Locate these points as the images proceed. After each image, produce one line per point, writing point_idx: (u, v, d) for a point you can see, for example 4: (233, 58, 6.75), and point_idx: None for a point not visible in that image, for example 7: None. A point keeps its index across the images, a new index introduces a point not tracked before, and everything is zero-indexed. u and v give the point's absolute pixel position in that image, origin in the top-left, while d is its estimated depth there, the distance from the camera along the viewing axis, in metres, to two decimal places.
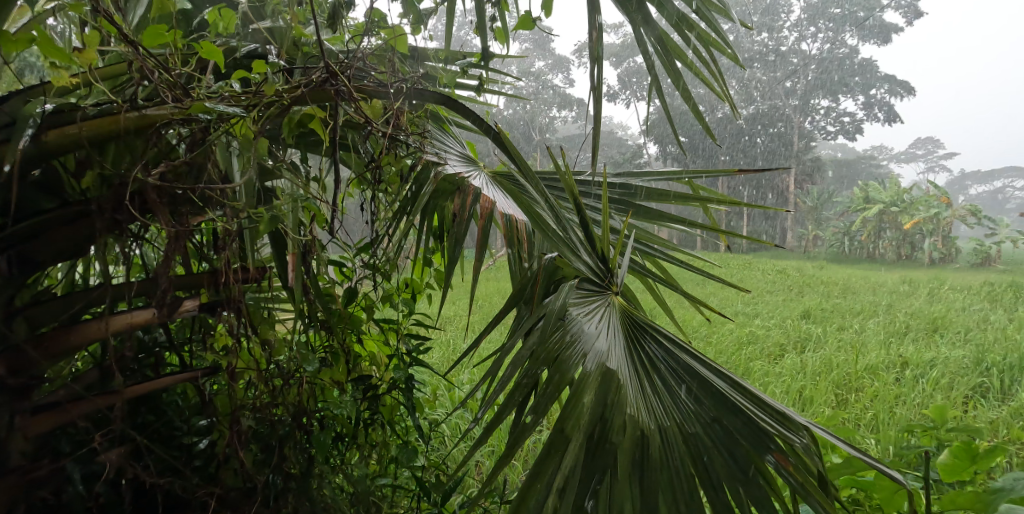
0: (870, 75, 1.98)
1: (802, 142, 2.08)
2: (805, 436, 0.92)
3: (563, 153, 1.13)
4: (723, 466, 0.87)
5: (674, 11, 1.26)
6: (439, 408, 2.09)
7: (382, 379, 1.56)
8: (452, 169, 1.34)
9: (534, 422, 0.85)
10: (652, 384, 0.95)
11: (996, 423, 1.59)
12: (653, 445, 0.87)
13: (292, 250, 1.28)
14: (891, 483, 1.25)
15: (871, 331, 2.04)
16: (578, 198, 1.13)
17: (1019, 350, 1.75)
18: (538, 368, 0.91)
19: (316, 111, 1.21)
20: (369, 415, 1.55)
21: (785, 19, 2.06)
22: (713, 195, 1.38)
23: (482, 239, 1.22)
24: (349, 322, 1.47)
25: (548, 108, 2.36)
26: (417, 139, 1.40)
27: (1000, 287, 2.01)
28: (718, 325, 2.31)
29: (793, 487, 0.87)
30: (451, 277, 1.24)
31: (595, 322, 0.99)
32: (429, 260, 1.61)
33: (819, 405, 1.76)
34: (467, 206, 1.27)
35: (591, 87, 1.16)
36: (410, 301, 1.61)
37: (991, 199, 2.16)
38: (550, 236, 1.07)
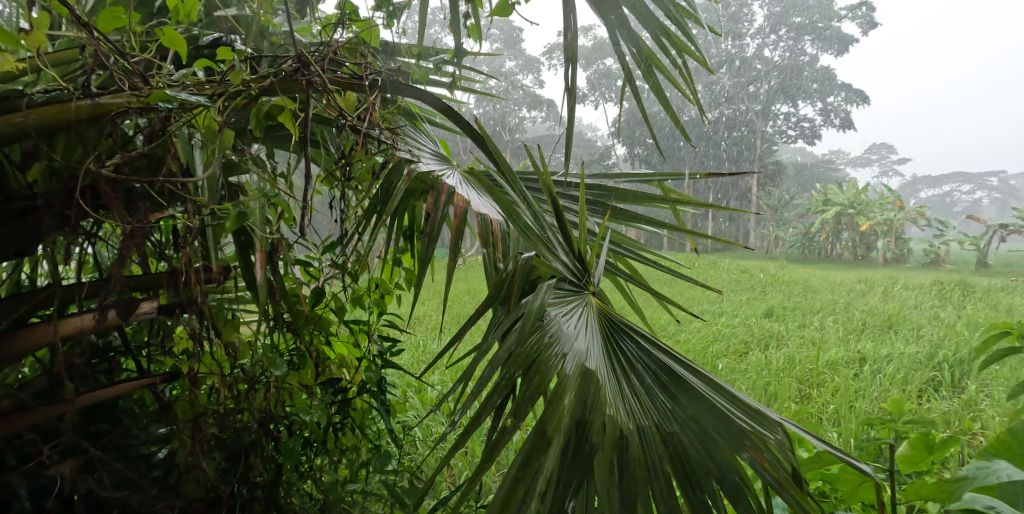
0: (829, 82, 2.07)
1: (767, 147, 2.16)
2: (778, 431, 0.96)
3: (539, 153, 1.15)
4: (701, 464, 0.91)
5: (649, 14, 1.29)
6: (411, 410, 2.12)
7: (351, 382, 1.56)
8: (424, 166, 1.36)
9: (513, 424, 0.88)
10: (630, 384, 0.98)
11: (948, 415, 1.67)
12: (632, 444, 0.90)
13: (260, 250, 1.29)
14: (857, 476, 1.30)
15: (830, 328, 2.11)
16: (554, 197, 1.15)
17: (969, 346, 1.82)
18: (515, 370, 0.94)
19: (285, 102, 1.22)
20: (339, 420, 1.56)
21: (748, 28, 2.12)
22: (683, 196, 1.42)
23: (455, 241, 1.23)
24: (314, 324, 1.48)
25: (518, 108, 2.39)
26: (389, 136, 1.42)
27: (947, 285, 2.05)
28: (685, 323, 2.36)
29: (769, 482, 0.91)
30: (422, 277, 1.25)
31: (573, 322, 1.02)
32: (399, 260, 1.63)
33: (784, 401, 1.84)
34: (439, 205, 1.27)
35: (565, 87, 1.20)
36: (379, 302, 1.62)
37: (939, 203, 2.22)
38: (528, 235, 1.09)
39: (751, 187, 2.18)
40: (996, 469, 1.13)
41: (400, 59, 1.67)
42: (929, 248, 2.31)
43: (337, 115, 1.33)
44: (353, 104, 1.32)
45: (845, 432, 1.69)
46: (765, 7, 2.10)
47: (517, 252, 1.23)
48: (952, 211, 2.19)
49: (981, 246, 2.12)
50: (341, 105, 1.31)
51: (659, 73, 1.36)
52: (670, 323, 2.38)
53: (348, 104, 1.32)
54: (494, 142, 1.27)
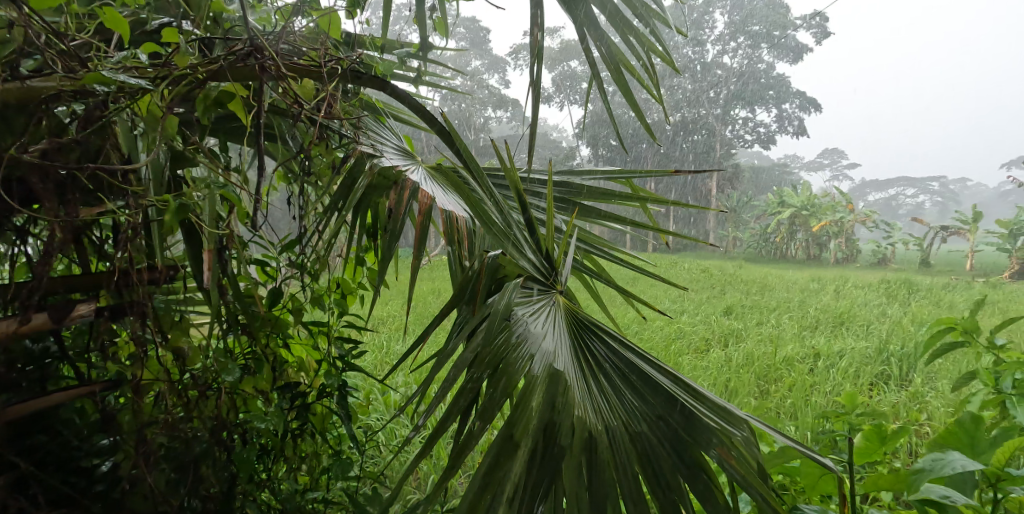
0: (783, 90, 2.15)
1: (724, 150, 2.23)
2: (744, 428, 1.01)
3: (506, 148, 1.16)
4: (668, 462, 0.95)
5: (617, 13, 1.33)
6: (374, 413, 2.13)
7: (311, 386, 1.57)
8: (387, 161, 1.38)
9: (480, 428, 0.90)
10: (599, 384, 1.01)
11: (897, 406, 1.76)
12: (600, 444, 0.94)
13: (210, 246, 1.25)
14: (816, 469, 1.34)
15: (786, 325, 2.19)
16: (521, 196, 1.17)
17: (914, 340, 1.91)
18: (482, 372, 0.97)
19: (237, 89, 1.23)
20: (298, 426, 1.56)
21: (709, 34, 2.21)
22: (650, 195, 1.45)
23: (420, 239, 1.24)
24: (273, 325, 1.45)
25: (483, 108, 2.43)
26: (352, 130, 1.44)
27: (895, 283, 2.15)
28: (647, 322, 2.42)
29: (735, 479, 0.95)
30: (384, 274, 1.25)
31: (540, 322, 1.05)
32: (362, 259, 1.63)
33: (743, 396, 1.90)
34: (403, 202, 1.27)
35: (531, 84, 1.22)
36: (341, 302, 1.62)
37: (886, 206, 2.31)
38: (495, 233, 1.11)
39: (710, 188, 2.27)
40: (951, 460, 1.17)
41: (364, 51, 1.65)
42: (876, 249, 2.37)
43: (293, 104, 1.33)
44: (309, 93, 1.33)
45: (802, 425, 1.76)
46: (726, 15, 2.19)
47: (483, 251, 1.26)
48: (897, 214, 2.30)
49: (924, 246, 2.27)
50: (298, 93, 1.32)
51: (627, 74, 1.41)
52: (633, 321, 2.43)
53: (304, 92, 1.33)
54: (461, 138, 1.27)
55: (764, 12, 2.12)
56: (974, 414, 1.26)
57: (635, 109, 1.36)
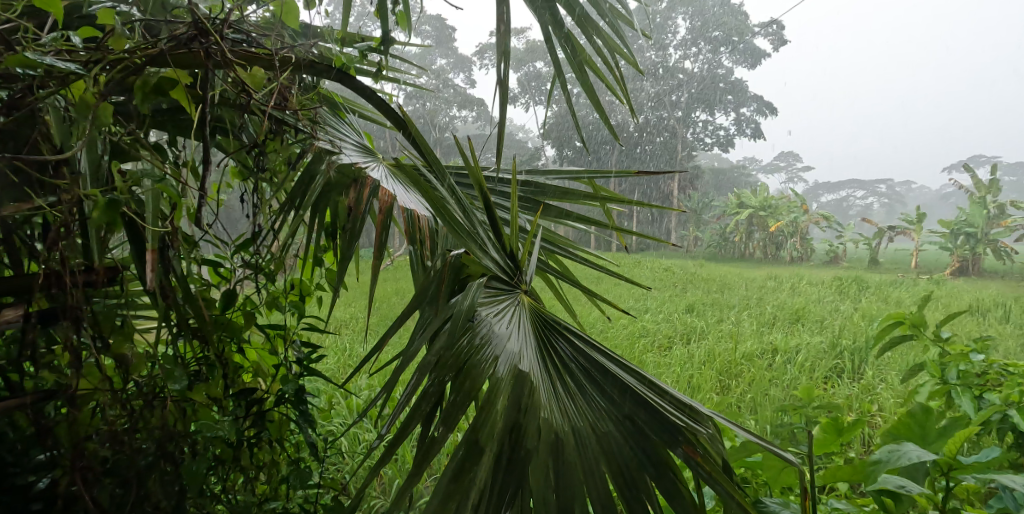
0: (742, 94, 2.21)
1: (686, 153, 2.29)
2: (708, 425, 1.04)
3: (468, 147, 1.18)
4: (635, 460, 0.97)
5: (582, 13, 1.35)
6: (338, 417, 2.13)
7: (269, 391, 1.56)
8: (347, 159, 1.38)
9: (443, 435, 0.91)
10: (564, 384, 1.04)
11: (851, 398, 1.84)
12: (568, 444, 0.95)
13: (152, 247, 1.16)
14: (778, 462, 1.38)
15: (745, 321, 2.25)
16: (485, 195, 1.17)
17: (866, 335, 2.00)
18: (445, 376, 0.98)
19: (180, 75, 1.18)
20: (255, 433, 1.54)
21: (671, 38, 2.24)
22: (613, 194, 1.49)
23: (381, 239, 1.24)
24: (226, 329, 1.44)
25: (448, 107, 2.46)
26: (309, 125, 1.44)
27: (846, 280, 2.22)
28: (612, 321, 2.47)
29: (700, 474, 0.98)
30: (344, 274, 1.25)
31: (504, 322, 1.06)
32: (320, 259, 1.64)
33: (705, 392, 1.97)
34: (363, 199, 1.29)
35: (498, 82, 1.23)
36: (297, 305, 1.62)
37: (837, 208, 2.32)
38: (458, 233, 1.12)
39: (672, 189, 2.32)
40: (907, 452, 1.22)
41: (322, 45, 1.62)
42: (829, 247, 2.47)
43: (243, 92, 1.33)
44: (260, 82, 1.28)
45: (761, 419, 1.82)
46: (688, 21, 2.22)
47: (446, 251, 1.28)
48: (847, 215, 2.29)
49: (873, 245, 2.32)
50: (247, 83, 1.27)
51: (592, 74, 1.44)
52: (598, 320, 2.48)
53: (255, 82, 1.28)
54: (420, 135, 1.26)
55: (723, 18, 2.14)
56: (924, 406, 1.31)
57: (600, 109, 1.39)
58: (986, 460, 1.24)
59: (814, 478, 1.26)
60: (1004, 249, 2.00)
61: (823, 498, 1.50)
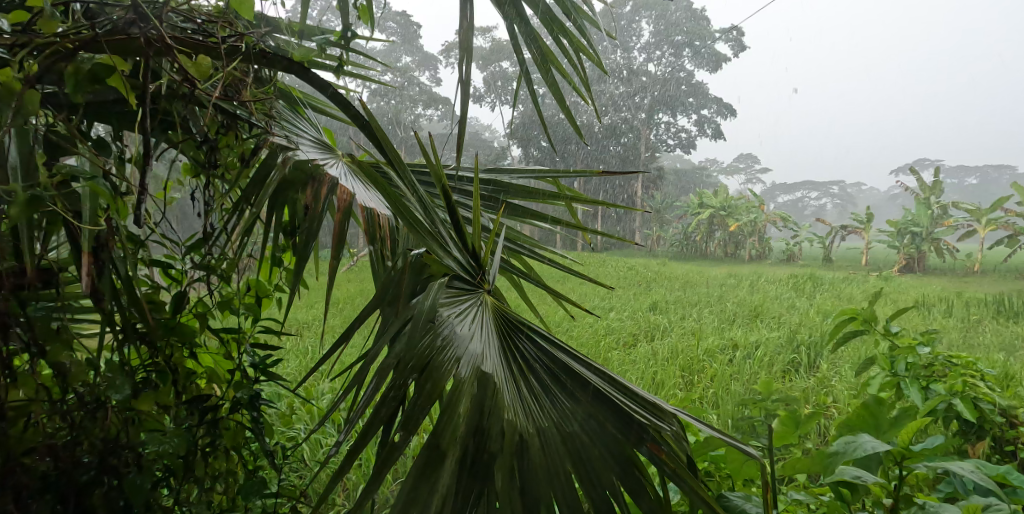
0: (702, 96, 2.28)
1: (648, 154, 2.32)
2: (673, 422, 1.05)
3: (429, 144, 1.16)
4: (600, 459, 0.97)
5: (548, 14, 1.38)
6: (298, 423, 2.11)
7: (223, 398, 1.53)
8: (305, 154, 1.37)
9: (402, 441, 0.90)
10: (528, 384, 1.03)
11: (807, 391, 1.91)
12: (532, 446, 0.95)
13: (86, 249, 1.11)
14: (740, 455, 1.42)
15: (706, 318, 2.31)
16: (447, 191, 1.14)
17: (821, 330, 2.08)
18: (407, 377, 0.96)
19: (117, 62, 1.17)
20: (209, 442, 1.50)
21: (636, 42, 2.32)
22: (577, 193, 1.51)
23: (339, 236, 1.20)
24: (175, 333, 1.40)
25: (413, 105, 2.48)
26: (264, 120, 1.43)
27: (802, 277, 2.30)
28: (577, 319, 2.51)
29: (665, 471, 0.99)
30: (302, 274, 1.23)
31: (466, 322, 1.05)
32: (277, 259, 1.62)
33: (669, 388, 2.01)
34: (321, 198, 1.26)
35: (461, 82, 1.22)
36: (253, 307, 1.60)
37: (793, 207, 2.49)
38: (416, 230, 1.11)
39: (637, 188, 2.37)
40: (863, 443, 1.24)
41: (277, 35, 1.61)
42: (786, 246, 2.51)
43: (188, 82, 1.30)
44: (206, 72, 1.29)
45: (724, 413, 1.87)
46: (651, 25, 2.32)
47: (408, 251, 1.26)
48: (802, 214, 2.46)
49: (827, 243, 2.39)
50: (193, 73, 1.28)
51: (558, 74, 1.46)
52: (564, 319, 2.51)
53: (201, 74, 1.29)
54: (381, 133, 1.24)
55: (685, 23, 2.27)
56: (877, 397, 1.36)
57: (565, 109, 1.41)
58: (932, 447, 1.31)
59: (775, 470, 1.31)
60: (946, 248, 2.09)
61: (783, 489, 1.54)
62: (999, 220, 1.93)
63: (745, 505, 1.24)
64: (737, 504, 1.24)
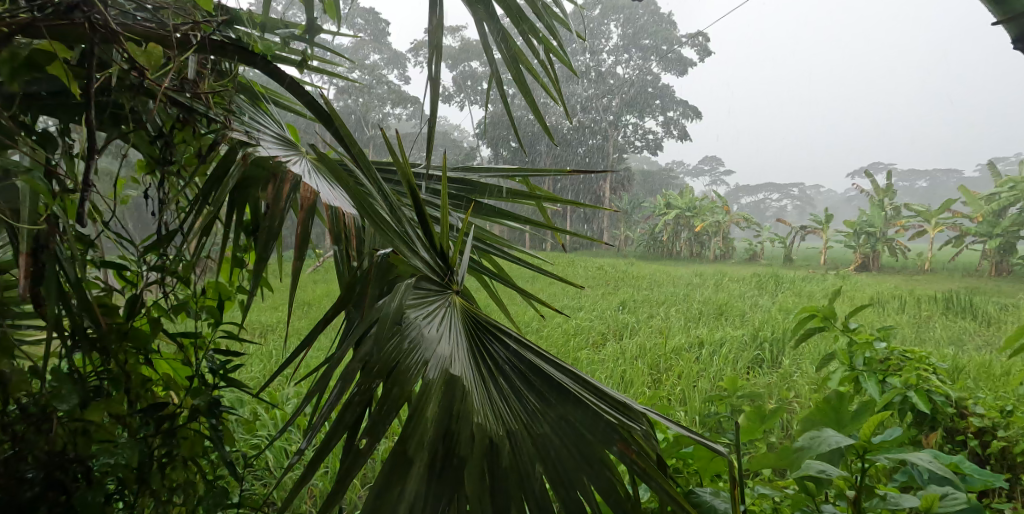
0: (668, 99, 2.32)
1: (616, 155, 2.37)
2: (643, 422, 1.05)
3: (396, 142, 1.14)
4: (571, 461, 0.97)
5: (518, 14, 1.39)
6: (262, 429, 2.07)
7: (181, 406, 1.45)
8: (267, 151, 1.30)
9: (369, 447, 0.89)
10: (498, 386, 1.03)
11: (771, 386, 1.96)
12: (501, 450, 0.95)
13: (25, 251, 1.12)
14: (708, 452, 1.45)
15: (673, 317, 2.35)
16: (414, 190, 1.12)
17: (783, 327, 2.14)
18: (373, 382, 0.96)
19: (60, 50, 1.13)
20: (165, 453, 1.42)
21: (604, 45, 2.36)
22: (547, 193, 1.53)
23: (302, 234, 1.15)
24: (127, 339, 1.36)
25: (381, 104, 2.47)
26: (222, 114, 1.37)
27: (765, 276, 2.36)
28: (547, 319, 2.53)
29: (636, 472, 0.98)
30: (262, 276, 1.17)
31: (435, 324, 1.04)
32: (239, 261, 1.57)
33: (638, 386, 2.04)
34: (282, 197, 1.20)
35: (429, 82, 1.22)
36: (212, 311, 1.56)
37: (756, 208, 2.56)
38: (384, 231, 1.10)
39: (604, 190, 2.43)
40: (828, 437, 1.27)
41: (239, 27, 1.55)
42: (749, 246, 2.57)
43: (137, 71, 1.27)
44: (157, 62, 1.26)
45: (691, 409, 1.90)
46: (619, 29, 2.36)
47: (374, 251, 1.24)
48: (764, 215, 2.54)
49: (787, 243, 2.43)
50: (142, 61, 1.24)
51: (528, 74, 1.48)
52: (534, 319, 2.54)
53: (153, 64, 1.25)
54: (345, 130, 1.22)
55: (653, 28, 2.31)
56: (838, 391, 1.40)
57: (536, 108, 1.43)
58: (891, 438, 1.35)
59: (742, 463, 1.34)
60: (899, 247, 2.12)
61: (750, 482, 1.58)
62: (946, 221, 1.94)
63: (714, 501, 1.27)
64: (706, 500, 1.27)
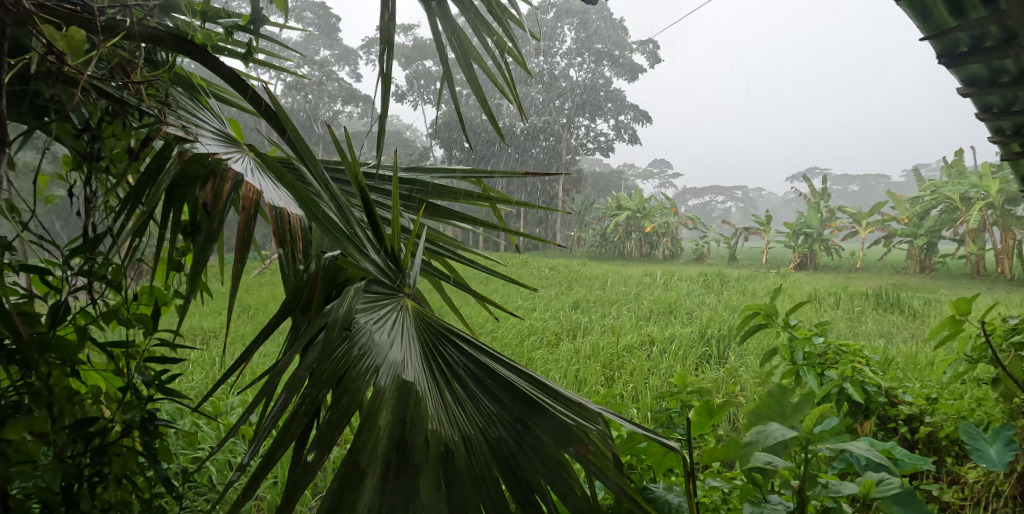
0: (620, 102, 2.37)
1: (569, 157, 2.41)
2: (601, 422, 1.04)
3: (345, 143, 1.13)
4: (529, 464, 0.95)
5: (475, 15, 1.42)
6: (204, 441, 2.00)
7: (112, 421, 1.36)
8: (205, 148, 1.24)
9: (319, 459, 0.87)
10: (453, 391, 1.00)
11: (718, 381, 2.02)
12: (458, 456, 0.92)
13: None
14: (661, 448, 1.48)
15: (625, 316, 2.41)
16: (362, 191, 1.13)
17: (729, 324, 2.22)
18: (321, 390, 0.93)
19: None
20: (93, 472, 1.33)
21: (559, 47, 2.44)
22: (500, 194, 1.56)
23: (244, 234, 1.11)
24: (54, 348, 1.24)
25: (332, 100, 2.46)
26: (156, 107, 1.31)
27: (711, 275, 2.45)
28: (501, 320, 2.55)
29: (596, 471, 0.96)
30: (200, 278, 1.13)
31: (386, 329, 1.03)
32: (177, 264, 1.50)
33: (592, 385, 2.08)
34: (222, 195, 1.16)
35: (382, 76, 1.18)
36: (146, 318, 1.45)
37: (703, 211, 2.64)
38: (332, 234, 1.07)
39: (558, 191, 2.48)
40: (772, 431, 1.30)
41: (180, 16, 1.49)
42: (696, 246, 2.77)
43: (53, 55, 1.18)
44: (77, 47, 1.14)
45: (643, 406, 1.94)
46: (573, 32, 2.43)
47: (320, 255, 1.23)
48: (710, 216, 2.61)
49: (731, 243, 2.60)
50: (61, 46, 1.13)
51: (483, 75, 1.50)
52: (489, 320, 2.55)
53: (73, 49, 1.14)
54: (289, 124, 1.19)
55: (606, 33, 2.40)
56: (781, 385, 1.46)
57: (490, 109, 1.45)
58: (831, 429, 1.41)
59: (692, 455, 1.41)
60: (834, 247, 2.25)
61: (701, 476, 1.61)
62: (874, 223, 2.07)
63: (668, 496, 1.31)
64: (661, 496, 1.30)
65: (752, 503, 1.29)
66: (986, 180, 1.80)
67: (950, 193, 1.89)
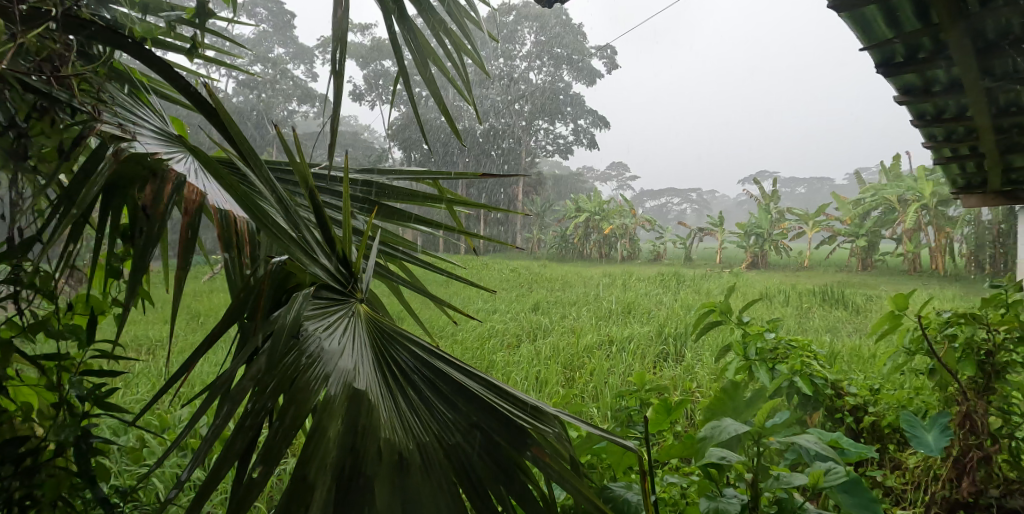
0: (579, 107, 2.41)
1: (529, 159, 2.46)
2: (555, 424, 1.05)
3: (293, 142, 1.11)
4: (484, 469, 0.96)
5: (432, 14, 1.42)
6: (150, 456, 1.95)
7: (45, 439, 1.32)
8: (142, 147, 1.20)
9: (264, 474, 0.86)
10: (407, 397, 1.00)
11: (676, 378, 2.07)
12: (413, 463, 0.92)
13: None
14: (619, 449, 1.50)
15: (585, 317, 2.44)
16: (312, 193, 1.11)
17: (685, 323, 2.28)
18: (269, 399, 0.92)
19: None
20: (22, 496, 1.29)
21: (518, 50, 2.46)
22: (457, 195, 1.56)
23: (188, 237, 1.09)
24: None
25: (285, 100, 2.43)
26: (89, 104, 1.26)
27: (668, 276, 2.51)
28: (461, 323, 2.56)
29: (550, 473, 0.98)
30: (140, 284, 1.10)
31: (336, 336, 1.01)
32: (116, 270, 1.46)
33: (552, 385, 2.11)
34: (162, 199, 1.13)
35: (334, 72, 1.18)
36: (76, 329, 1.41)
37: (659, 213, 2.69)
38: (278, 237, 1.05)
39: (516, 193, 2.50)
40: (726, 426, 1.34)
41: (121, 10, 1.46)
42: (653, 246, 2.79)
43: None
44: None
45: (602, 406, 1.97)
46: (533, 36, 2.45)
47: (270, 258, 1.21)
48: (666, 219, 2.68)
49: (687, 245, 2.64)
50: None
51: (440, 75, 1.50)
52: (450, 323, 2.56)
53: None
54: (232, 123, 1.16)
55: (565, 38, 2.39)
56: (733, 381, 1.50)
57: (447, 109, 1.45)
58: (780, 423, 1.45)
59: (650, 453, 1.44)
60: (782, 247, 2.30)
61: (658, 472, 1.64)
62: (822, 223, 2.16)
63: (627, 494, 1.34)
64: (619, 495, 1.33)
65: (705, 498, 1.32)
66: (919, 182, 1.91)
67: (888, 196, 2.00)
